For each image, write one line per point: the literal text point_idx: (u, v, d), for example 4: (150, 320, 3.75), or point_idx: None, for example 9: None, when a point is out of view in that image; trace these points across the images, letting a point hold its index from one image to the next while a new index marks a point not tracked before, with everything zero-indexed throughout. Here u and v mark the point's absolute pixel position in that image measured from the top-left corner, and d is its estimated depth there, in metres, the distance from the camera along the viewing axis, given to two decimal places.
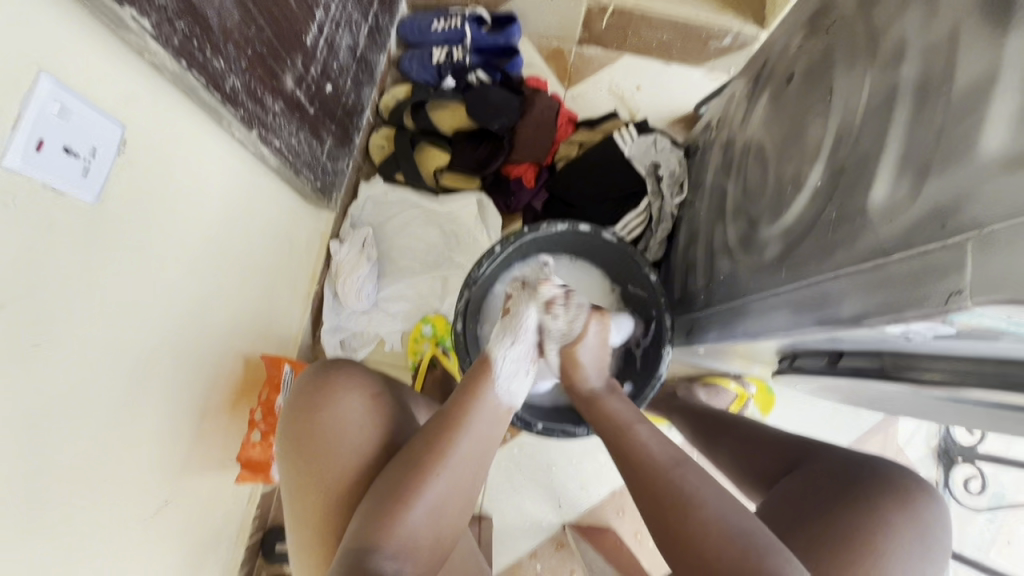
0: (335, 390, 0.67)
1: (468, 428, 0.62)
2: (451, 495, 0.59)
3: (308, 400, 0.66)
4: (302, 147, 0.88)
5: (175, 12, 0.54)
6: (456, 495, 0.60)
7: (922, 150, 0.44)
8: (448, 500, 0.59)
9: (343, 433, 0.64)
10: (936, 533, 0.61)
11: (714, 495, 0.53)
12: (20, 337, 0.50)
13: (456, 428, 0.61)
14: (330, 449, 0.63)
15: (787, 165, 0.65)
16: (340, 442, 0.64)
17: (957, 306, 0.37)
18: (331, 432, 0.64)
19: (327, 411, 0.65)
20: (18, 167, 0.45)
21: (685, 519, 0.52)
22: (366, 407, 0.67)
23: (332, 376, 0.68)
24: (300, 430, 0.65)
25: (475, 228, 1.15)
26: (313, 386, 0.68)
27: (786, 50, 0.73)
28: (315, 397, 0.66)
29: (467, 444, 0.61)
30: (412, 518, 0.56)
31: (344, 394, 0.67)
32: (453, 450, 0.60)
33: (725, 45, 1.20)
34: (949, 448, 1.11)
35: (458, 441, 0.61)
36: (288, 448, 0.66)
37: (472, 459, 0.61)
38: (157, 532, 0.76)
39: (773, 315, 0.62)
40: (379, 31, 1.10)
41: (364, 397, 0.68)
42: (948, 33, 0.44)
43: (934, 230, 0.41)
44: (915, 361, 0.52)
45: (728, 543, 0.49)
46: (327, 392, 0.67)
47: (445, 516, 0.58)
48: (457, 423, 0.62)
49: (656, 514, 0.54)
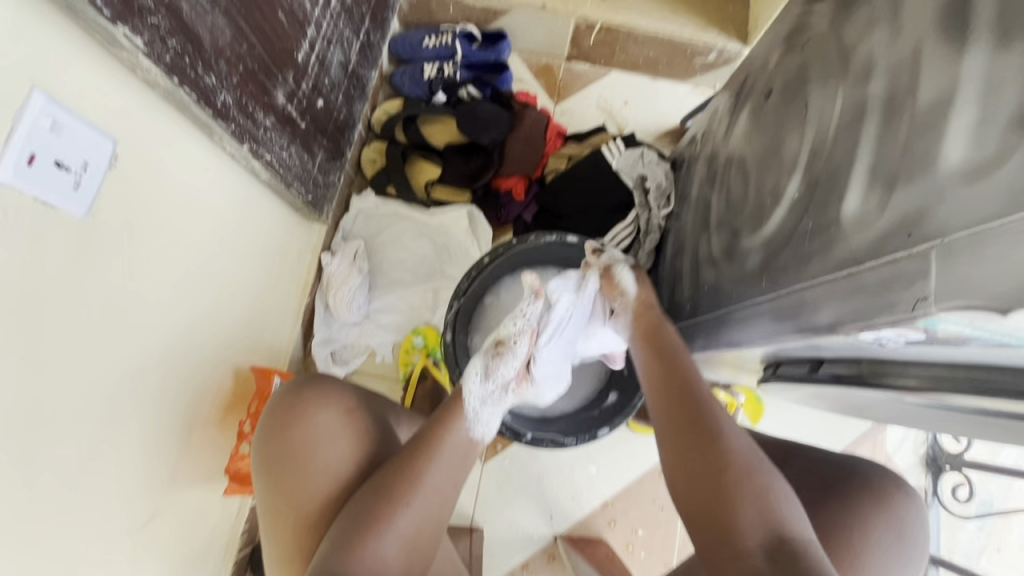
0: (308, 411, 0.66)
1: (438, 459, 0.62)
2: (421, 521, 0.59)
3: (280, 422, 0.66)
4: (293, 161, 0.89)
5: (167, 30, 0.56)
6: (427, 521, 0.60)
7: (890, 162, 0.46)
8: (415, 528, 0.59)
9: (317, 454, 0.64)
10: (912, 536, 0.62)
11: (738, 440, 0.59)
12: (7, 348, 0.50)
13: (428, 459, 0.62)
14: (306, 468, 0.64)
15: (767, 177, 0.67)
16: (316, 463, 0.64)
17: (924, 311, 0.38)
18: (306, 452, 0.64)
19: (301, 432, 0.65)
20: (8, 181, 0.46)
21: (708, 465, 0.58)
22: (340, 428, 0.67)
23: (304, 394, 0.68)
24: (275, 449, 0.65)
25: (466, 240, 1.16)
26: (286, 407, 0.67)
27: (765, 65, 0.75)
28: (291, 417, 0.66)
29: (437, 474, 0.62)
30: (382, 547, 0.56)
31: (318, 414, 0.67)
32: (424, 481, 0.60)
33: (710, 61, 1.21)
34: (936, 456, 1.12)
35: (427, 472, 0.61)
36: (263, 469, 0.66)
37: (442, 487, 0.62)
38: (144, 546, 0.75)
39: (755, 323, 0.63)
40: (371, 47, 1.12)
41: (339, 417, 0.68)
42: (912, 51, 0.45)
43: (901, 239, 0.42)
44: (890, 368, 0.54)
45: (745, 480, 0.56)
46: (300, 412, 0.66)
47: (417, 542, 0.59)
48: (427, 454, 0.62)
49: (683, 463, 0.59)
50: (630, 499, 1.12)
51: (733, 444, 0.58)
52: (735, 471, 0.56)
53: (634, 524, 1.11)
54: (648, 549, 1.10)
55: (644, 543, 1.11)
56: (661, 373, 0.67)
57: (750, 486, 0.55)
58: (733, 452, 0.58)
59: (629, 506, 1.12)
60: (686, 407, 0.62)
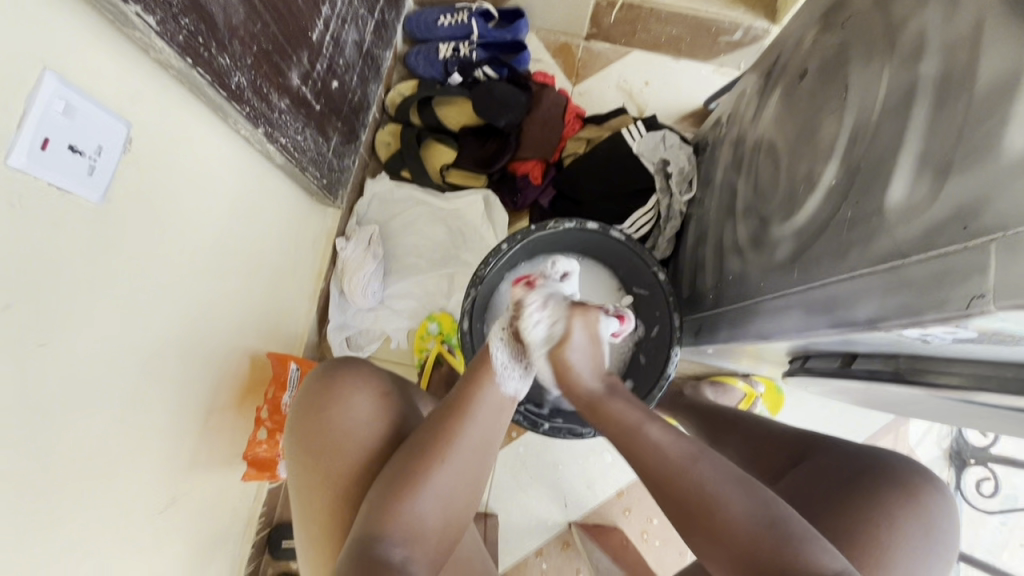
0: (346, 384, 0.67)
1: (475, 417, 0.62)
2: (459, 479, 0.59)
3: (317, 396, 0.66)
4: (308, 145, 0.88)
5: (180, 9, 0.54)
6: (463, 482, 0.60)
7: (942, 149, 0.43)
8: (454, 488, 0.59)
9: (353, 424, 0.64)
10: (941, 530, 0.60)
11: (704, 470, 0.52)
12: (26, 337, 0.50)
13: (464, 418, 0.61)
14: (342, 439, 0.64)
15: (800, 163, 0.64)
16: (352, 434, 0.64)
17: (979, 309, 0.36)
18: (341, 424, 0.64)
19: (337, 403, 0.65)
20: (24, 166, 0.45)
21: (723, 541, 0.50)
22: (374, 402, 0.67)
23: (341, 369, 0.69)
24: (311, 422, 0.65)
25: (482, 224, 1.14)
26: (320, 384, 0.67)
27: (800, 45, 0.71)
28: (326, 392, 0.66)
29: (472, 432, 0.61)
30: (420, 507, 0.56)
31: (354, 388, 0.67)
32: (460, 438, 0.60)
33: (735, 40, 1.17)
34: (961, 449, 1.10)
35: (465, 430, 0.60)
36: (296, 441, 0.66)
37: (479, 447, 0.61)
38: (165, 529, 0.76)
39: (784, 315, 0.61)
40: (385, 27, 1.09)
41: (374, 392, 0.68)
42: (972, 27, 0.42)
43: (955, 232, 0.39)
44: (930, 364, 0.51)
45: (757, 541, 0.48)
46: (335, 387, 0.67)
47: (452, 503, 0.59)
48: (463, 411, 0.61)
49: (690, 532, 0.52)
50: (645, 489, 1.11)
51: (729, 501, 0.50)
52: (748, 527, 0.49)
53: (650, 513, 1.11)
54: (663, 538, 1.10)
55: (659, 531, 1.10)
56: (614, 434, 0.58)
57: (756, 539, 0.48)
58: (729, 515, 0.50)
59: (644, 495, 1.11)
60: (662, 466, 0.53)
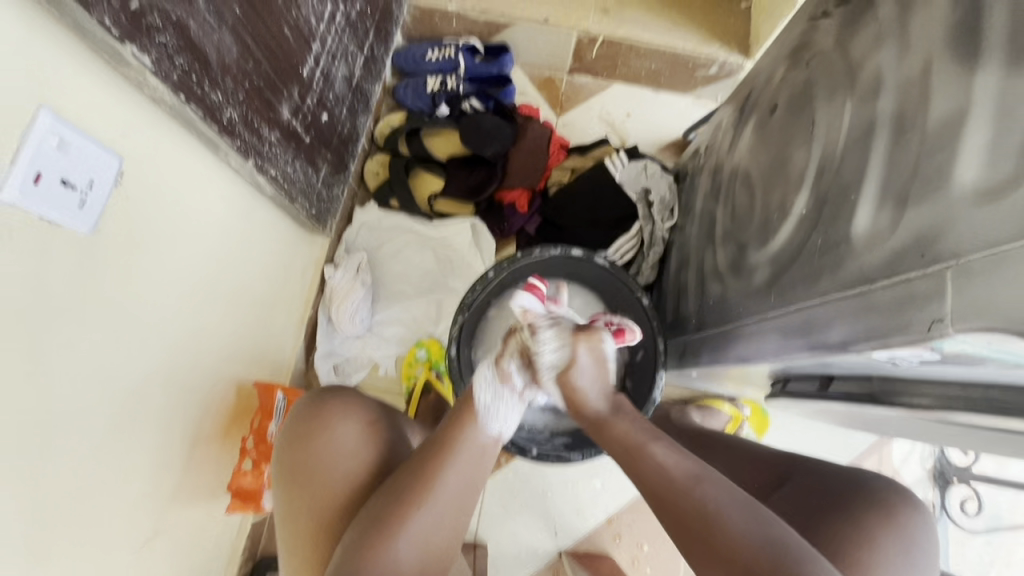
0: (331, 416, 0.67)
1: (458, 455, 0.61)
2: (439, 521, 0.58)
3: (303, 427, 0.67)
4: (297, 175, 0.89)
5: (174, 49, 0.56)
6: (445, 521, 0.58)
7: (900, 180, 0.46)
8: (436, 528, 0.57)
9: (337, 458, 0.64)
10: (922, 550, 0.61)
11: (707, 491, 0.55)
12: (11, 369, 0.50)
13: (448, 456, 0.60)
14: (327, 474, 0.63)
15: (773, 192, 0.66)
16: (337, 467, 0.64)
17: (940, 333, 0.38)
18: (327, 457, 0.64)
19: (321, 437, 0.65)
20: (15, 200, 0.46)
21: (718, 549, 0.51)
22: (362, 434, 0.67)
23: (326, 401, 0.69)
24: (297, 455, 0.65)
25: (469, 253, 1.15)
26: (307, 415, 0.68)
27: (770, 81, 0.75)
28: (313, 423, 0.67)
29: (457, 471, 0.60)
30: (399, 548, 0.55)
31: (340, 420, 0.67)
32: (441, 477, 0.59)
33: (712, 74, 1.22)
34: (944, 469, 1.12)
35: (447, 471, 0.59)
36: (282, 478, 0.65)
37: (462, 487, 0.60)
38: (145, 565, 0.74)
39: (763, 340, 0.63)
40: (374, 61, 1.12)
41: (360, 424, 0.68)
42: (922, 70, 0.46)
43: (915, 259, 0.42)
44: (903, 386, 0.53)
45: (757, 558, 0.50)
46: (323, 419, 0.67)
47: (432, 543, 0.57)
48: (446, 450, 0.61)
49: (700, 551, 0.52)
50: (635, 514, 1.11)
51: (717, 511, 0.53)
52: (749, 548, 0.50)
53: (640, 540, 1.10)
54: (654, 565, 1.09)
55: (650, 558, 1.09)
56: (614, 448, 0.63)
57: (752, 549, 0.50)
58: (720, 522, 0.52)
59: (634, 521, 1.11)
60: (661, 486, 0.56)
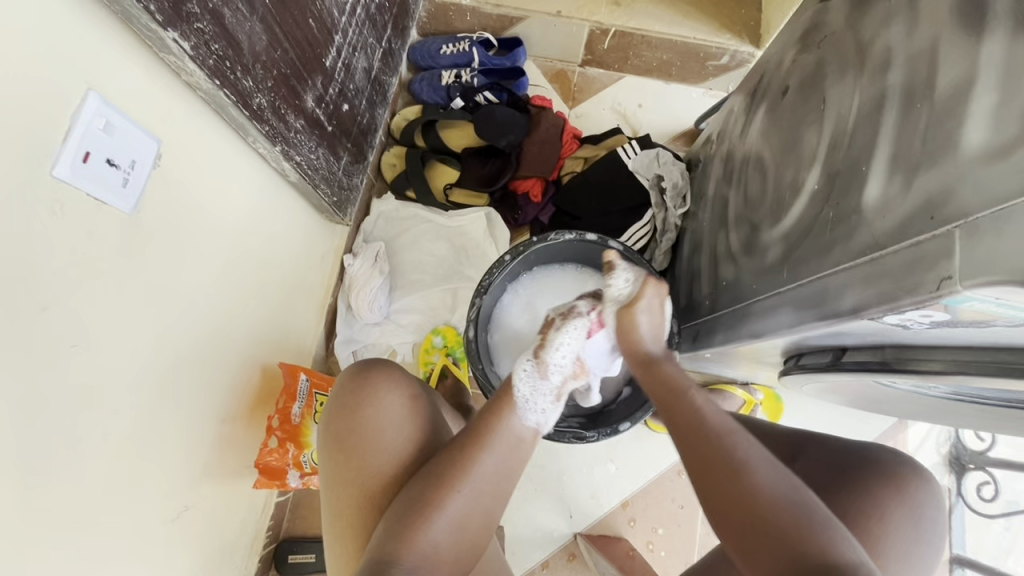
0: (376, 389, 0.69)
1: (492, 446, 0.62)
2: (473, 506, 0.59)
3: (349, 397, 0.69)
4: (320, 163, 0.92)
5: (211, 36, 0.59)
6: (478, 507, 0.60)
7: (910, 150, 0.47)
8: (469, 515, 0.59)
9: (382, 432, 0.66)
10: (930, 519, 0.63)
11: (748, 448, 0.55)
12: (61, 337, 0.53)
13: (481, 447, 0.61)
14: (370, 447, 0.66)
15: (786, 171, 0.68)
16: (380, 441, 0.66)
17: (949, 291, 0.39)
18: (371, 431, 0.66)
19: (367, 411, 0.67)
20: (67, 177, 0.49)
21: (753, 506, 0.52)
22: (405, 408, 0.69)
23: (371, 373, 0.70)
24: (343, 426, 0.67)
25: (484, 242, 1.18)
26: (353, 386, 0.69)
27: (781, 64, 0.76)
28: (359, 395, 0.68)
29: (491, 460, 0.61)
30: (433, 533, 0.57)
31: (385, 394, 0.68)
32: (477, 467, 0.60)
33: (723, 64, 1.23)
34: (960, 454, 1.12)
35: (480, 458, 0.61)
36: (330, 444, 0.68)
37: (496, 477, 0.61)
38: (177, 536, 0.77)
39: (776, 314, 0.63)
40: (391, 55, 1.15)
41: (404, 398, 0.69)
42: (930, 42, 0.47)
43: (925, 221, 0.43)
44: (913, 353, 0.54)
45: (779, 514, 0.51)
46: (369, 391, 0.68)
47: (466, 528, 0.59)
48: (482, 440, 0.62)
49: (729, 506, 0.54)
50: (649, 498, 1.12)
51: (756, 477, 0.53)
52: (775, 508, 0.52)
53: (655, 523, 1.11)
54: (668, 548, 1.10)
55: (664, 542, 1.11)
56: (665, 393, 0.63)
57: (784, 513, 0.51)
58: (757, 485, 0.53)
59: (649, 505, 1.12)
60: (697, 431, 0.58)
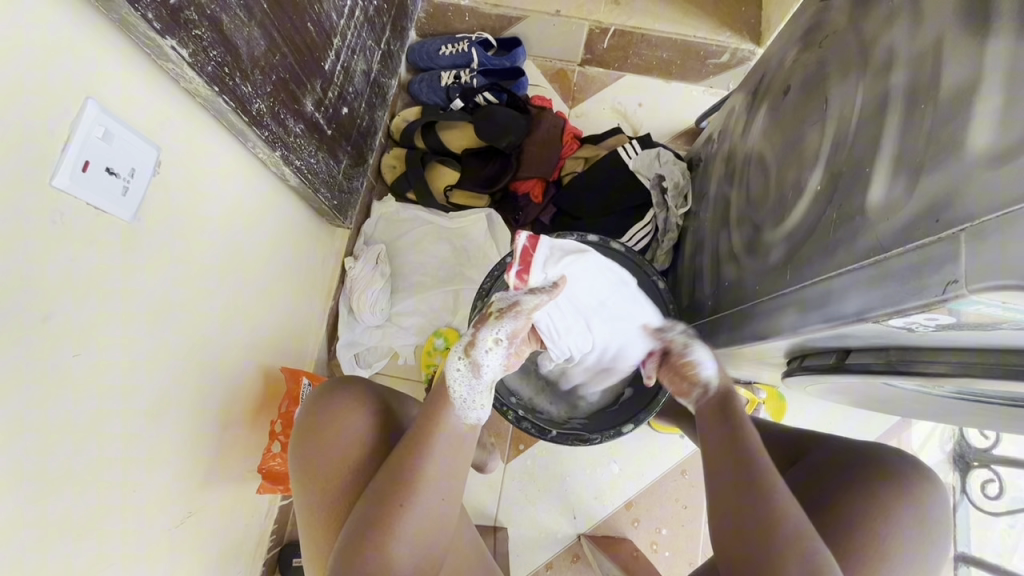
0: (328, 409, 0.68)
1: (432, 453, 0.61)
2: (426, 517, 0.59)
3: (304, 418, 0.69)
4: (320, 167, 0.92)
5: (210, 42, 0.58)
6: (432, 517, 0.60)
7: (915, 151, 0.47)
8: (424, 524, 0.59)
9: (338, 451, 0.66)
10: (937, 521, 0.62)
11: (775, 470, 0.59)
12: (63, 347, 0.53)
13: (421, 455, 0.61)
14: (330, 468, 0.66)
15: (788, 172, 0.67)
16: (337, 460, 0.66)
17: (955, 294, 0.39)
18: (329, 451, 0.66)
19: (322, 433, 0.67)
20: (66, 187, 0.49)
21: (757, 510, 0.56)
22: (359, 424, 0.68)
23: (325, 393, 0.70)
24: (300, 448, 0.68)
25: (485, 243, 1.17)
26: (309, 406, 0.70)
27: (782, 64, 0.76)
28: (312, 415, 0.69)
29: (433, 468, 0.61)
30: (389, 549, 0.56)
31: (337, 412, 0.68)
32: (421, 478, 0.60)
33: (723, 62, 1.23)
34: (964, 452, 1.12)
35: (425, 468, 0.60)
36: (292, 467, 0.68)
37: (443, 485, 0.61)
38: (180, 542, 0.77)
39: (779, 315, 0.63)
40: (390, 57, 1.15)
41: (357, 414, 0.69)
42: (934, 42, 0.47)
43: (930, 224, 0.43)
44: (917, 355, 0.54)
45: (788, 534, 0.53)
46: (322, 411, 0.68)
47: (425, 539, 0.59)
48: (423, 448, 0.61)
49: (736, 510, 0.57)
50: (653, 499, 1.12)
51: (779, 503, 0.55)
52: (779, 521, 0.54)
53: (658, 524, 1.11)
54: (672, 548, 1.10)
55: (668, 542, 1.11)
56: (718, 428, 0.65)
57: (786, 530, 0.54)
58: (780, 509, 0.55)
59: (652, 505, 1.12)
60: (743, 470, 0.59)
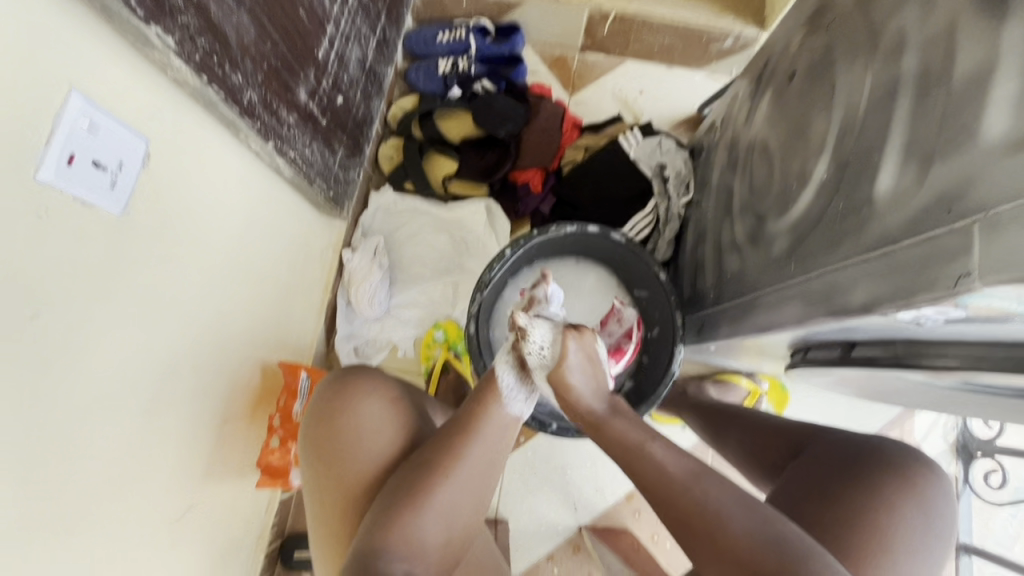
0: (354, 394, 0.68)
1: (482, 434, 0.62)
2: (462, 497, 0.59)
3: (327, 402, 0.68)
4: (315, 158, 0.90)
5: (197, 30, 0.57)
6: (467, 498, 0.60)
7: (926, 139, 0.45)
8: (460, 505, 0.59)
9: (364, 433, 0.66)
10: (939, 514, 0.61)
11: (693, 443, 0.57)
12: (53, 344, 0.52)
13: (468, 437, 0.62)
14: (352, 450, 0.65)
15: (793, 161, 0.66)
16: (363, 441, 0.65)
17: (967, 287, 0.37)
18: (352, 433, 0.66)
19: (347, 415, 0.67)
20: (51, 181, 0.48)
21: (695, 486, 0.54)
22: (384, 409, 0.68)
23: (349, 380, 0.70)
24: (322, 432, 0.67)
25: (484, 234, 1.16)
26: (331, 391, 0.69)
27: (787, 49, 0.74)
28: (336, 400, 0.68)
29: (479, 449, 0.61)
30: (422, 521, 0.56)
31: (363, 397, 0.68)
32: (465, 456, 0.60)
33: (726, 48, 1.20)
34: (967, 443, 1.11)
35: (469, 449, 0.61)
36: (307, 453, 0.67)
37: (483, 468, 0.61)
38: (180, 537, 0.77)
39: (783, 307, 0.62)
40: (386, 44, 1.12)
41: (383, 400, 0.69)
42: (947, 25, 0.45)
43: (940, 215, 0.42)
44: (925, 349, 0.52)
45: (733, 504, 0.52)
46: (347, 395, 0.68)
47: (457, 519, 0.59)
48: (470, 431, 0.62)
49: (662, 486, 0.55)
50: None
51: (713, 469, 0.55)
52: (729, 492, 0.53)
53: None
54: (673, 539, 1.10)
55: (669, 533, 1.11)
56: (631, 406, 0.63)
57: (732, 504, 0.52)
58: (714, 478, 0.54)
59: None
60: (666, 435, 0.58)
